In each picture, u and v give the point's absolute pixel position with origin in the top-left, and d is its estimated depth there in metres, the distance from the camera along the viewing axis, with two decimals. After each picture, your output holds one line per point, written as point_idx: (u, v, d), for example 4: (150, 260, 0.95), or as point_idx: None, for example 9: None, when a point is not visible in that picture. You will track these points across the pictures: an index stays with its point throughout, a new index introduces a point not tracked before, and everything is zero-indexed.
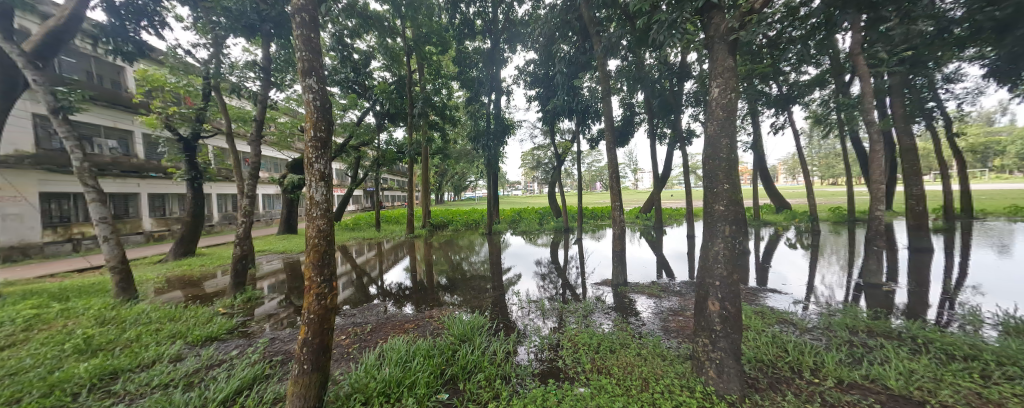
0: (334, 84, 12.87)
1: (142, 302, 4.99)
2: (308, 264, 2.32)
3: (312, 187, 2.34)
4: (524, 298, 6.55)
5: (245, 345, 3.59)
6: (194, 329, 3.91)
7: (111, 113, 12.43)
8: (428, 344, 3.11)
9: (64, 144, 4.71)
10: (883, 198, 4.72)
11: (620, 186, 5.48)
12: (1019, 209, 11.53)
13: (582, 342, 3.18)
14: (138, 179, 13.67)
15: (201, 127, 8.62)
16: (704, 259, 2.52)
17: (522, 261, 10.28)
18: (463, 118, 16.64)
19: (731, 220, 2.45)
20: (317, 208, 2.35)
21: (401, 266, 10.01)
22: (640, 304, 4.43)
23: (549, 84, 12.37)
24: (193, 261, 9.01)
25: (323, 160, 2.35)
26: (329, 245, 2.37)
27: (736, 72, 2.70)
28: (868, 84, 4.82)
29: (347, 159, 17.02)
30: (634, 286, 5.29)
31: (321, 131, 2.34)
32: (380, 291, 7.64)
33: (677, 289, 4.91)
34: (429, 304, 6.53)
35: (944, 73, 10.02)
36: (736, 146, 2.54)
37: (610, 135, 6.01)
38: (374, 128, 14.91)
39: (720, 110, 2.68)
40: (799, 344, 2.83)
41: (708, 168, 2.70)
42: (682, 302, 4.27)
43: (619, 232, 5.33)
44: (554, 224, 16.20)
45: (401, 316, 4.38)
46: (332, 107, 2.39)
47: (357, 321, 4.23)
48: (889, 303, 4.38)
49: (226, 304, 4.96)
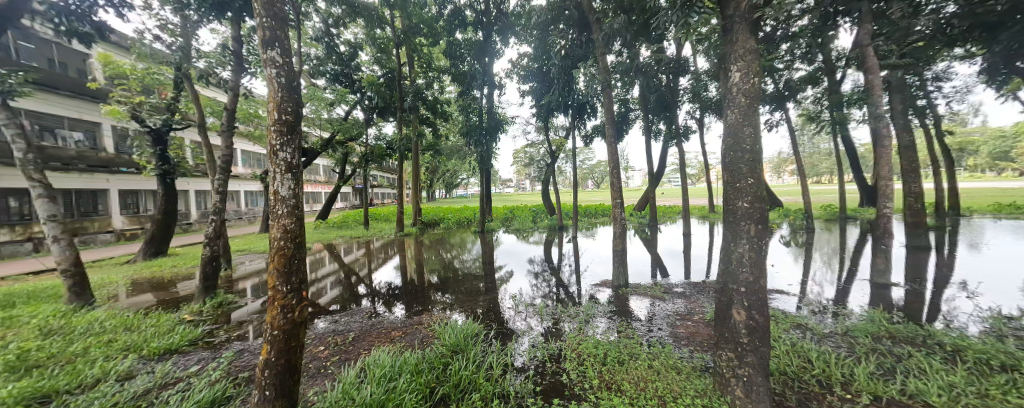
0: (319, 76, 12.32)
1: (99, 309, 4.51)
2: (271, 271, 1.96)
3: (276, 180, 1.99)
4: (518, 298, 6.31)
5: (209, 359, 3.18)
6: (152, 341, 3.48)
7: (76, 103, 11.61)
8: (416, 357, 2.79)
9: (5, 133, 4.21)
10: (891, 195, 4.59)
11: (620, 183, 5.23)
12: (1003, 207, 11.77)
13: (587, 352, 2.90)
14: (107, 174, 12.88)
15: (173, 118, 8.05)
16: (728, 263, 2.25)
17: (515, 260, 10.02)
18: (455, 113, 16.24)
19: (758, 219, 2.20)
20: (282, 204, 1.99)
21: (390, 265, 9.62)
22: (645, 307, 4.16)
23: (544, 78, 12.05)
24: (164, 261, 8.42)
25: (289, 148, 1.99)
26: (298, 248, 2.02)
27: (759, 55, 2.45)
28: (875, 78, 4.67)
29: (334, 155, 16.39)
30: (635, 287, 5.03)
31: (287, 113, 1.98)
32: (367, 291, 7.25)
33: (680, 290, 4.69)
34: (420, 305, 6.19)
35: (933, 72, 10.11)
36: (761, 136, 2.30)
37: (609, 128, 5.75)
38: (362, 123, 14.37)
39: (743, 97, 2.43)
40: (824, 354, 2.61)
41: (729, 162, 2.44)
42: (688, 305, 4.05)
43: (620, 230, 5.07)
44: (548, 222, 15.85)
45: (388, 322, 4.02)
46: (301, 85, 2.03)
47: (339, 329, 3.85)
48: (899, 302, 4.24)
49: (194, 310, 4.52)
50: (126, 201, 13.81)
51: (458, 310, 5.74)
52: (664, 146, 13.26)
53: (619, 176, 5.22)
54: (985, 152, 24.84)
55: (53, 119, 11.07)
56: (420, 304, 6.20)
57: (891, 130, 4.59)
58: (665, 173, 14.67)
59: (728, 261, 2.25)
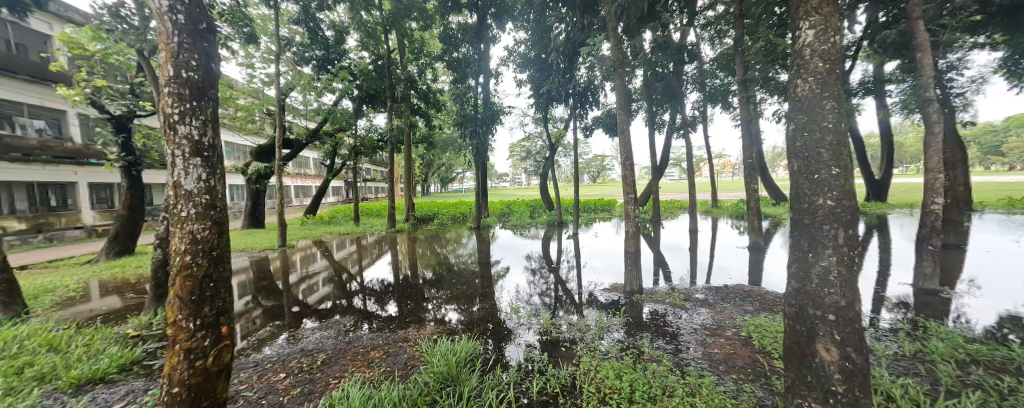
0: (303, 63, 11.51)
1: (26, 323, 3.83)
2: (172, 299, 1.37)
3: (174, 169, 1.37)
4: (515, 296, 5.80)
5: (139, 392, 2.56)
6: (75, 366, 2.85)
7: (37, 88, 10.69)
8: (396, 393, 2.24)
9: None
10: (941, 189, 4.08)
11: (633, 175, 4.64)
12: (1015, 202, 11.43)
13: (609, 386, 2.35)
14: (75, 166, 11.96)
15: (136, 104, 7.28)
16: (809, 280, 1.68)
17: (510, 255, 9.48)
18: (449, 103, 15.48)
19: (848, 221, 1.64)
20: (188, 202, 1.39)
21: (383, 261, 9.05)
22: (666, 317, 3.64)
23: (543, 66, 11.40)
24: (129, 260, 7.70)
25: (193, 122, 1.38)
26: (217, 266, 1.45)
27: (839, 5, 1.84)
28: (924, 57, 4.13)
29: (321, 147, 15.57)
30: (650, 293, 4.48)
31: (190, 70, 1.38)
32: (358, 287, 6.71)
33: (700, 297, 4.17)
34: (413, 301, 5.68)
35: (946, 62, 9.66)
36: (848, 110, 1.72)
37: (620, 113, 5.08)
38: (351, 113, 13.62)
39: (820, 61, 1.83)
40: (907, 389, 2.08)
41: (798, 147, 1.87)
42: (716, 317, 3.50)
43: (632, 228, 4.52)
44: (546, 218, 15.25)
45: (368, 340, 3.42)
46: (214, 29, 1.46)
47: (309, 348, 3.25)
48: (950, 305, 3.74)
49: (141, 323, 3.87)
50: (98, 196, 12.95)
51: (455, 308, 5.26)
52: (668, 138, 12.67)
53: (632, 166, 4.64)
54: (979, 146, 24.89)
55: (10, 106, 10.13)
56: (412, 301, 5.65)
57: (941, 115, 4.07)
58: (667, 166, 14.09)
59: (808, 278, 1.68)
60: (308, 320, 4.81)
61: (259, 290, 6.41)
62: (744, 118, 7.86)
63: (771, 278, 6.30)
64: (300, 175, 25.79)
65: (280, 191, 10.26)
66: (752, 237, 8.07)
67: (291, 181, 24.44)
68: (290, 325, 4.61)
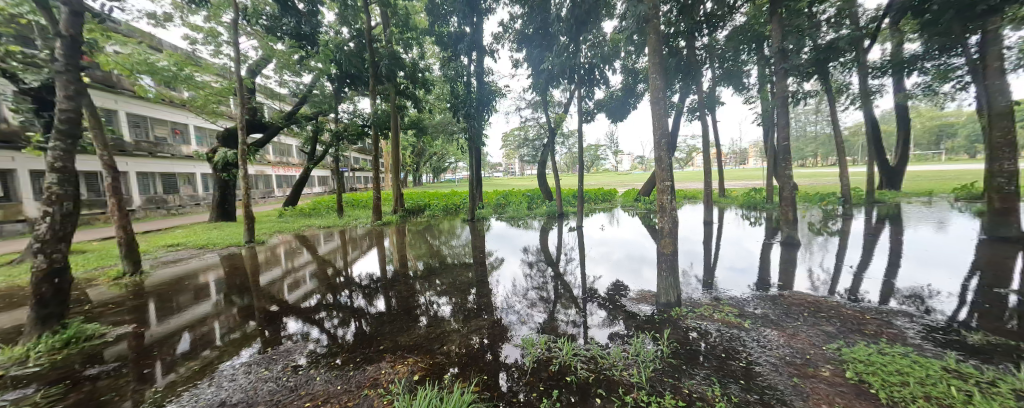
0: (276, 36, 10.18)
1: None
2: None
3: None
4: (510, 290, 4.93)
5: None
6: None
7: None
8: None
9: None
10: None
11: (669, 158, 3.71)
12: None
13: None
14: (12, 152, 10.39)
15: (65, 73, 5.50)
16: None
17: (506, 246, 8.59)
18: (438, 83, 14.22)
19: None
20: None
21: (372, 254, 8.05)
22: (730, 343, 2.74)
23: (544, 43, 10.26)
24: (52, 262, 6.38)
25: None
26: None
27: None
28: None
29: (300, 132, 14.24)
30: (691, 306, 3.60)
31: None
32: (341, 283, 5.72)
33: (757, 312, 3.30)
34: (402, 296, 4.78)
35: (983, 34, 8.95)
36: None
37: (651, 82, 4.03)
38: (332, 95, 12.37)
39: None
40: None
41: None
42: (797, 345, 2.61)
43: (667, 223, 3.65)
44: (545, 209, 14.25)
45: (323, 383, 2.46)
46: None
47: (232, 403, 2.27)
48: None
49: (12, 359, 2.82)
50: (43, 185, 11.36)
51: (451, 303, 4.37)
52: (676, 120, 11.65)
53: (668, 144, 3.73)
54: None
55: None
56: (404, 295, 4.77)
57: None
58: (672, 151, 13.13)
59: None
60: (282, 322, 3.87)
61: (226, 288, 5.43)
62: (777, 97, 6.90)
63: (800, 271, 5.56)
64: (281, 164, 24.31)
65: (247, 181, 9.08)
66: (783, 231, 7.14)
67: (270, 171, 22.87)
68: (255, 334, 3.57)
